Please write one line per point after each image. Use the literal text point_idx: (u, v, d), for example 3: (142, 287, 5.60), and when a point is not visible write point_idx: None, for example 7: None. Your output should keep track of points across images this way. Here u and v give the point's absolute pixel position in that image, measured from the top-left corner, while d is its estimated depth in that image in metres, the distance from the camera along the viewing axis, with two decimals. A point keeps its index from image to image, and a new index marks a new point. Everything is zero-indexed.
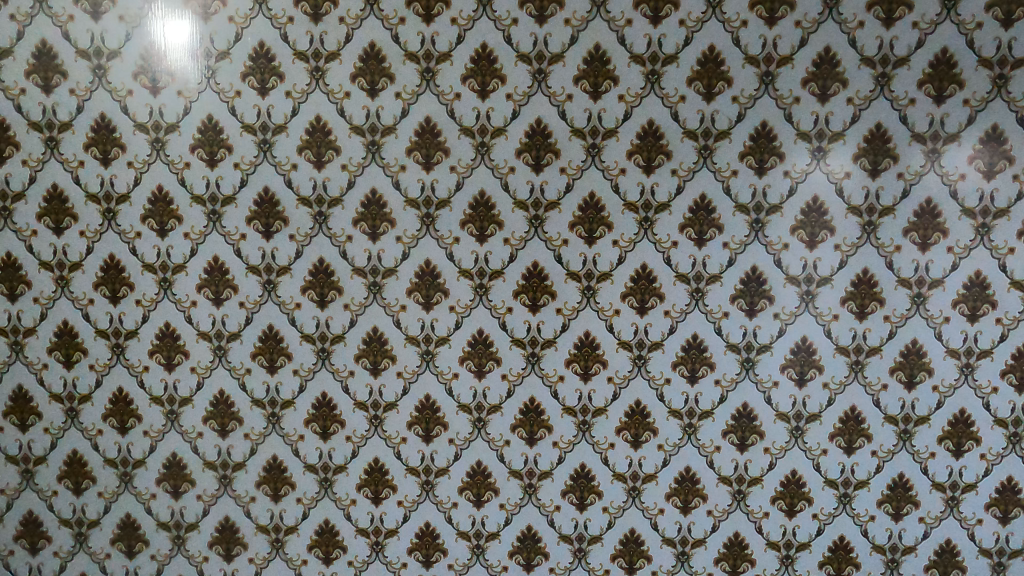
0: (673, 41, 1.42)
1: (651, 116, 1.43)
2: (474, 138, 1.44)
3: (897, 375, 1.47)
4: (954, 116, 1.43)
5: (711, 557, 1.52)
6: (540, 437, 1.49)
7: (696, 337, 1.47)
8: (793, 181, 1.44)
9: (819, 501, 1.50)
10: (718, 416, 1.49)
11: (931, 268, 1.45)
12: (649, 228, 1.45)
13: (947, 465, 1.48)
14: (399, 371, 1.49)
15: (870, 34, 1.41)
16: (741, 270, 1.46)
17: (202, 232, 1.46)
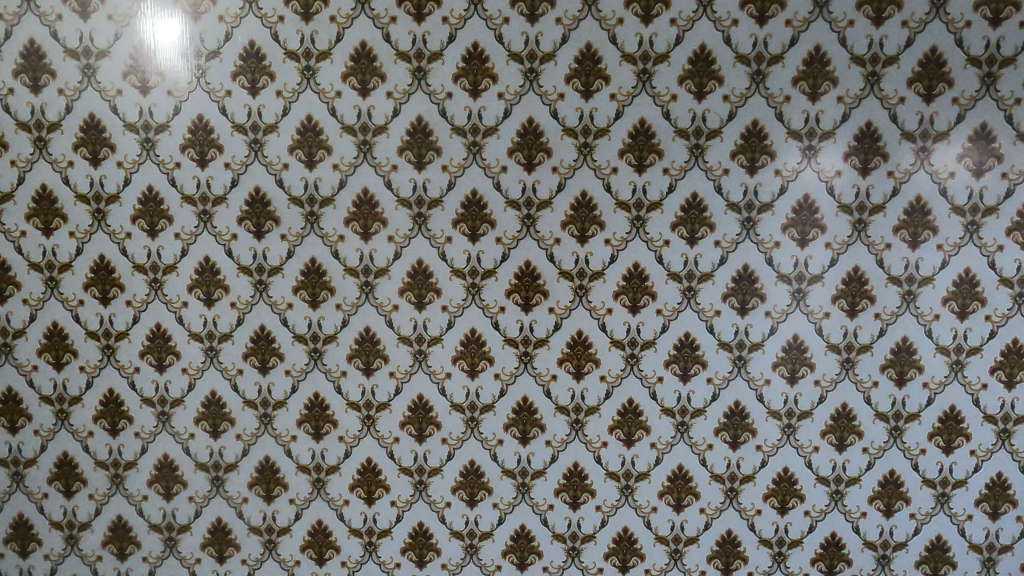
0: (780, 40, 1.70)
1: (755, 116, 1.72)
2: (576, 137, 1.73)
3: (888, 371, 1.77)
4: (942, 114, 1.71)
5: (761, 493, 1.81)
6: (638, 437, 1.79)
7: (797, 337, 1.77)
8: (895, 181, 1.73)
9: (870, 435, 1.79)
10: (817, 417, 1.79)
11: (920, 265, 1.74)
12: (751, 228, 1.74)
13: (998, 397, 1.78)
14: (553, 307, 1.77)
15: (978, 32, 1.69)
16: (843, 269, 1.75)
17: (300, 235, 1.76)
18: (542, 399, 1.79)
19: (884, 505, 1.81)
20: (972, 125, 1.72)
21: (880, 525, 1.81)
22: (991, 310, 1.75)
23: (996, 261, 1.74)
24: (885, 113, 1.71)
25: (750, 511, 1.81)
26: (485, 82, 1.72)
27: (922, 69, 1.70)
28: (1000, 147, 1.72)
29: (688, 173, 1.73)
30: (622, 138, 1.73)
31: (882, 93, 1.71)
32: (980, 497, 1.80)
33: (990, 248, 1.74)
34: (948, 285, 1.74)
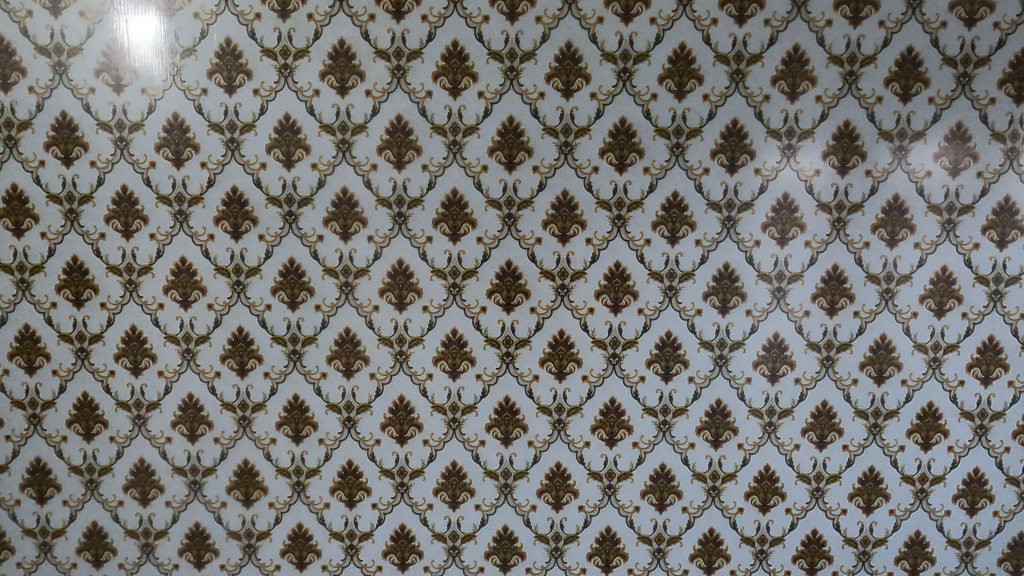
0: (529, 37, 1.85)
1: (510, 112, 1.86)
2: (305, 205, 1.85)
3: (654, 366, 1.93)
4: (695, 112, 1.88)
5: (535, 488, 1.94)
6: (410, 435, 1.91)
7: (562, 333, 1.91)
8: (651, 177, 1.88)
9: (637, 429, 1.94)
10: (587, 412, 1.93)
11: (681, 260, 1.91)
12: (512, 223, 1.88)
13: (762, 390, 1.95)
14: (319, 305, 1.87)
15: (726, 28, 1.87)
16: (604, 265, 1.90)
17: (60, 232, 1.82)
18: (311, 397, 1.89)
19: (655, 500, 1.96)
20: (727, 118, 1.88)
21: (654, 518, 1.96)
22: (752, 305, 1.93)
23: (754, 255, 1.91)
24: (637, 107, 1.87)
25: (523, 507, 1.95)
26: (238, 78, 1.82)
27: (670, 70, 1.87)
28: (802, 216, 1.91)
29: (446, 169, 1.86)
30: (423, 127, 1.85)
31: (639, 88, 1.86)
32: (748, 490, 1.97)
33: (749, 245, 1.91)
34: (707, 280, 1.92)
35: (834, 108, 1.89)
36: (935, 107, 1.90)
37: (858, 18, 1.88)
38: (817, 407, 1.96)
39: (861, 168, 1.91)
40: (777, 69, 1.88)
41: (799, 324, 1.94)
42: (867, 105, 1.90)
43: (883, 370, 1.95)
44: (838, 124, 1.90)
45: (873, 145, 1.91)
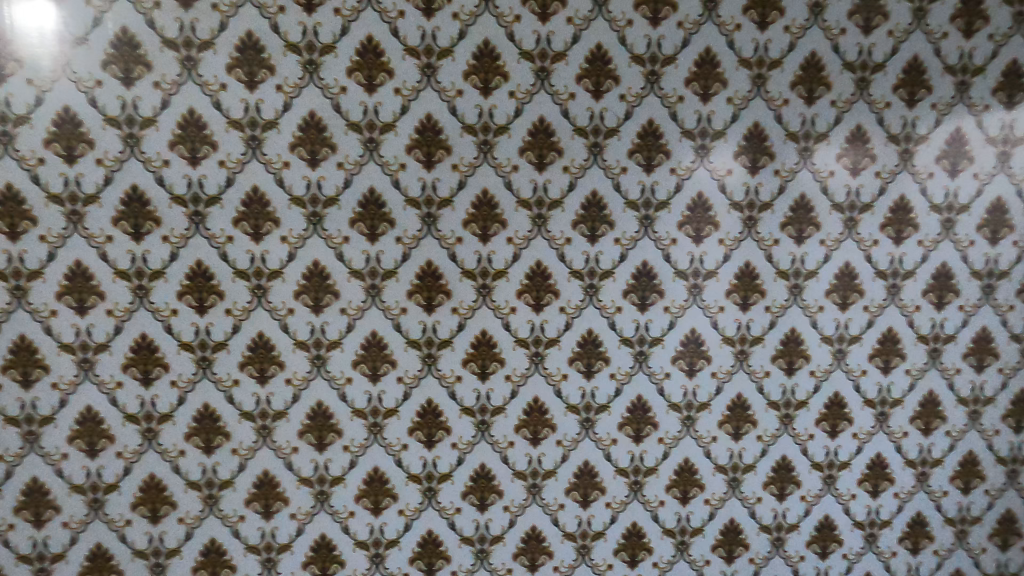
0: (671, 42, 1.29)
1: (651, 117, 1.30)
2: (419, 208, 1.28)
3: (875, 361, 1.39)
4: (980, 50, 1.34)
5: (710, 543, 1.40)
6: (544, 436, 1.34)
7: (694, 333, 1.35)
8: (884, 181, 1.35)
9: (806, 483, 1.40)
10: (759, 469, 1.39)
11: (1000, 261, 1.38)
12: (650, 226, 1.32)
13: (958, 501, 1.43)
14: (400, 377, 1.31)
15: (954, 45, 1.33)
16: (735, 266, 1.34)
17: (182, 236, 1.23)
18: (392, 469, 1.32)
19: (820, 548, 1.42)
20: (950, 127, 1.35)
21: (818, 566, 1.42)
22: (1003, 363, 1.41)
23: (969, 257, 1.38)
24: (869, 116, 1.33)
25: (662, 565, 1.39)
26: (138, 70, 1.19)
27: (908, 74, 1.33)
28: (1013, 215, 1.38)
29: (586, 176, 1.30)
30: (519, 136, 1.28)
31: (868, 98, 1.33)
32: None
33: (1003, 307, 1.40)
34: (875, 340, 1.38)
35: (1003, 45, 1.34)
36: None
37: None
38: (1002, 516, 1.45)
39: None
40: (998, 83, 1.35)
41: (950, 380, 1.40)
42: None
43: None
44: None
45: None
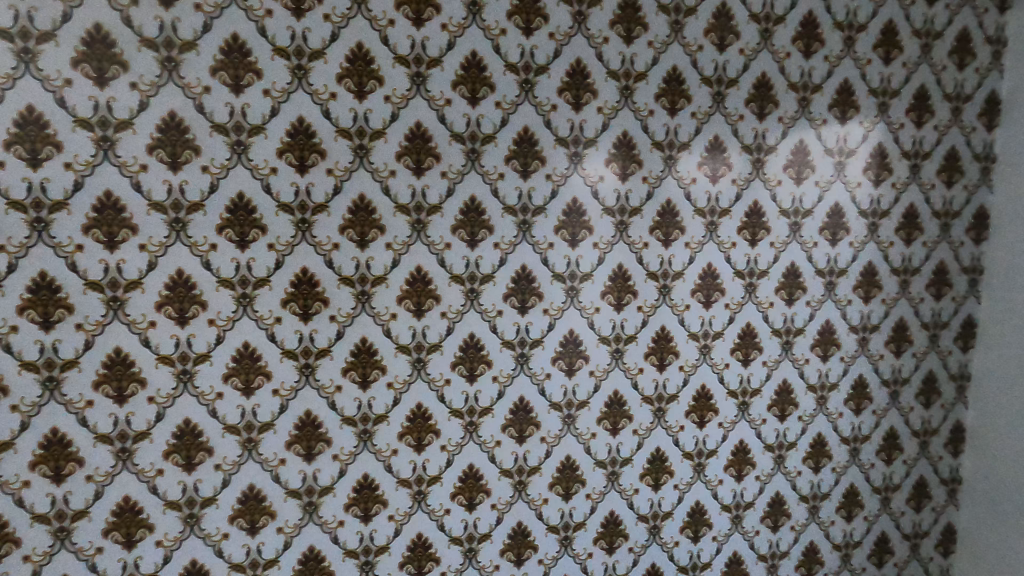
0: (544, 52, 1.33)
1: (526, 123, 1.33)
2: (292, 214, 1.24)
3: (737, 354, 1.49)
4: (818, 70, 1.47)
5: (591, 537, 1.45)
6: (427, 442, 1.34)
7: (572, 333, 1.40)
8: (738, 189, 1.46)
9: (678, 473, 1.48)
10: (636, 461, 1.46)
11: (839, 259, 1.53)
12: (528, 231, 1.35)
13: (810, 479, 1.57)
14: (276, 389, 1.26)
15: (796, 65, 1.46)
16: (609, 268, 1.40)
17: (22, 245, 1.12)
18: (269, 486, 1.27)
19: (692, 532, 1.51)
20: (794, 140, 1.48)
21: (690, 550, 1.51)
22: (844, 351, 1.56)
23: (813, 257, 1.51)
24: (724, 128, 1.43)
25: (546, 562, 1.43)
26: None
27: (758, 90, 1.44)
28: (848, 219, 1.53)
29: (464, 182, 1.31)
30: (396, 140, 1.27)
31: (723, 111, 1.43)
32: (796, 563, 1.59)
33: (842, 301, 1.54)
34: (735, 335, 1.49)
35: (837, 67, 1.48)
36: (921, 39, 1.52)
37: (890, 59, 1.51)
38: (846, 491, 1.60)
39: (913, 184, 1.56)
40: (833, 100, 1.49)
41: (801, 368, 1.54)
42: (895, 131, 1.53)
43: (927, 420, 1.64)
44: (872, 146, 1.52)
45: (898, 163, 1.54)
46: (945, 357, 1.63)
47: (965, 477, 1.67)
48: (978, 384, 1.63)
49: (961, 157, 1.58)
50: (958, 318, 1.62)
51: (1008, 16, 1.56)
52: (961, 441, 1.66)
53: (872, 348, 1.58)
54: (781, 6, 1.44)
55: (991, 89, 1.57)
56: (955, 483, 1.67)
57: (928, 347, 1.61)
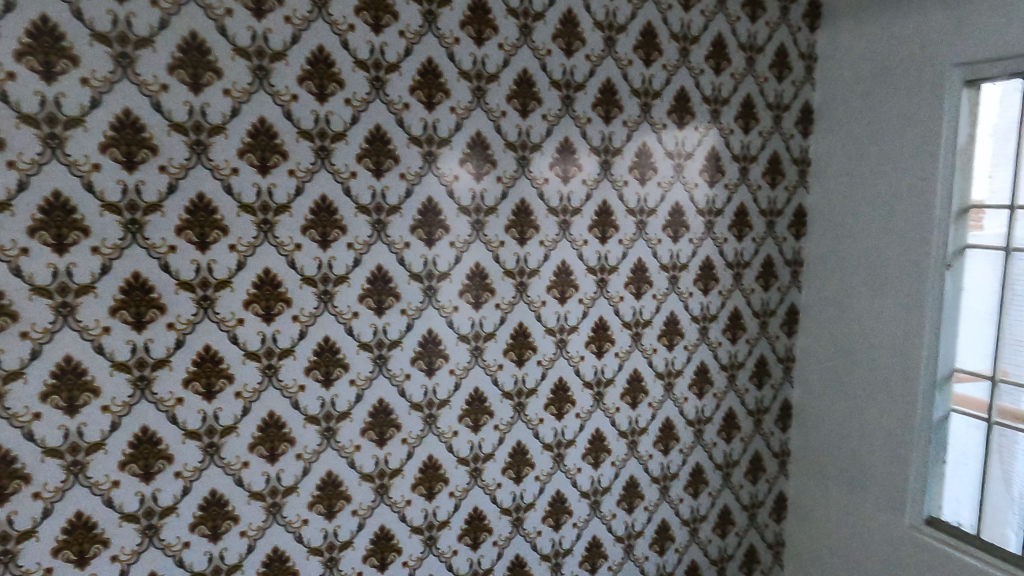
0: (394, 49, 1.31)
1: (377, 122, 1.31)
2: (120, 214, 1.15)
3: (591, 346, 1.56)
4: (658, 77, 1.56)
5: (455, 534, 1.46)
6: (281, 451, 1.30)
7: (431, 332, 1.40)
8: (588, 189, 1.52)
9: (538, 464, 1.53)
10: (498, 456, 1.49)
11: (681, 255, 1.64)
12: (383, 231, 1.33)
13: (660, 461, 1.67)
14: (106, 406, 1.17)
15: (638, 72, 1.54)
16: (466, 267, 1.41)
17: None
18: (100, 512, 1.18)
19: (554, 521, 1.56)
20: (638, 143, 1.56)
21: (552, 538, 1.57)
22: (687, 340, 1.67)
23: (658, 253, 1.61)
24: (573, 130, 1.49)
25: (411, 563, 1.43)
26: None
27: (604, 94, 1.51)
28: (687, 218, 1.64)
29: (313, 181, 1.27)
30: (237, 136, 1.21)
31: (572, 113, 1.48)
32: (650, 541, 1.69)
33: (685, 294, 1.66)
34: (589, 328, 1.55)
35: (674, 75, 1.58)
36: (746, 52, 1.66)
37: (720, 70, 1.63)
38: (693, 470, 1.72)
39: (743, 185, 1.70)
40: (672, 106, 1.59)
41: (649, 357, 1.63)
42: (726, 137, 1.67)
43: (760, 400, 1.80)
44: (706, 150, 1.64)
45: (730, 166, 1.68)
46: (774, 342, 1.80)
47: (791, 449, 1.86)
48: (802, 364, 1.82)
49: (782, 161, 1.75)
50: (783, 306, 1.80)
51: (818, 35, 1.74)
52: (789, 417, 1.85)
53: (711, 337, 1.71)
54: (623, 16, 1.51)
55: (805, 100, 1.75)
56: (784, 455, 1.86)
57: (758, 333, 1.78)
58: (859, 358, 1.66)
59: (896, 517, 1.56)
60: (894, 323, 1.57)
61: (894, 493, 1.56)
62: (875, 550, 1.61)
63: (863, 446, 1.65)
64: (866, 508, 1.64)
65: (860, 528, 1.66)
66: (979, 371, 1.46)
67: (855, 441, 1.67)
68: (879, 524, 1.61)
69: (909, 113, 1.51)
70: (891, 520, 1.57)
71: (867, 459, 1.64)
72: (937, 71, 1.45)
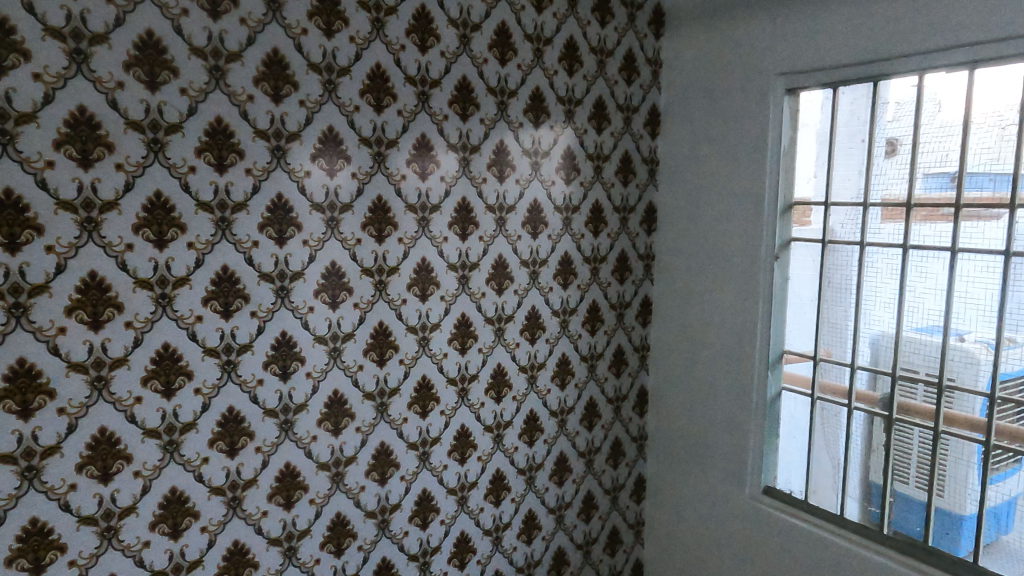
0: (235, 38, 1.23)
1: (218, 114, 1.23)
2: None
3: (454, 343, 1.56)
4: (513, 77, 1.59)
5: (317, 542, 1.42)
6: (116, 470, 1.19)
7: (285, 334, 1.34)
8: (447, 186, 1.51)
9: (403, 464, 1.52)
10: (361, 459, 1.45)
11: (540, 251, 1.68)
12: (228, 229, 1.26)
13: (525, 452, 1.71)
14: None
15: (493, 71, 1.56)
16: (322, 266, 1.37)
17: None
18: None
19: (421, 520, 1.55)
20: (495, 140, 1.58)
21: (419, 537, 1.56)
22: (548, 333, 1.72)
23: (518, 249, 1.64)
24: (430, 127, 1.48)
25: None
26: None
27: (459, 92, 1.51)
28: (545, 214, 1.68)
29: (145, 176, 1.17)
30: (51, 126, 1.09)
31: (428, 110, 1.47)
32: (517, 532, 1.72)
33: (545, 288, 1.70)
34: (452, 325, 1.55)
35: (528, 75, 1.62)
36: (596, 55, 1.73)
37: (573, 71, 1.69)
38: (557, 459, 1.77)
39: (597, 183, 1.78)
40: (527, 106, 1.62)
41: (512, 352, 1.66)
42: (580, 136, 1.73)
43: (618, 387, 1.89)
44: (561, 149, 1.70)
45: (584, 164, 1.74)
46: (630, 332, 1.90)
47: (648, 433, 1.97)
48: (655, 352, 1.93)
49: (632, 160, 1.84)
50: (637, 298, 1.90)
51: (662, 42, 1.85)
52: (644, 403, 1.96)
53: (572, 329, 1.77)
54: (477, 14, 1.52)
55: (652, 102, 1.86)
56: (642, 439, 1.96)
57: (616, 325, 1.86)
58: (704, 345, 1.78)
59: (739, 489, 1.70)
60: (733, 311, 1.70)
61: (737, 468, 1.70)
62: (722, 521, 1.75)
63: (708, 425, 1.78)
64: (713, 483, 1.77)
65: (707, 502, 1.79)
66: (804, 352, 1.60)
67: (701, 422, 1.80)
68: (724, 497, 1.74)
69: (742, 118, 1.65)
70: (734, 494, 1.71)
71: (712, 438, 1.77)
72: (763, 82, 1.59)
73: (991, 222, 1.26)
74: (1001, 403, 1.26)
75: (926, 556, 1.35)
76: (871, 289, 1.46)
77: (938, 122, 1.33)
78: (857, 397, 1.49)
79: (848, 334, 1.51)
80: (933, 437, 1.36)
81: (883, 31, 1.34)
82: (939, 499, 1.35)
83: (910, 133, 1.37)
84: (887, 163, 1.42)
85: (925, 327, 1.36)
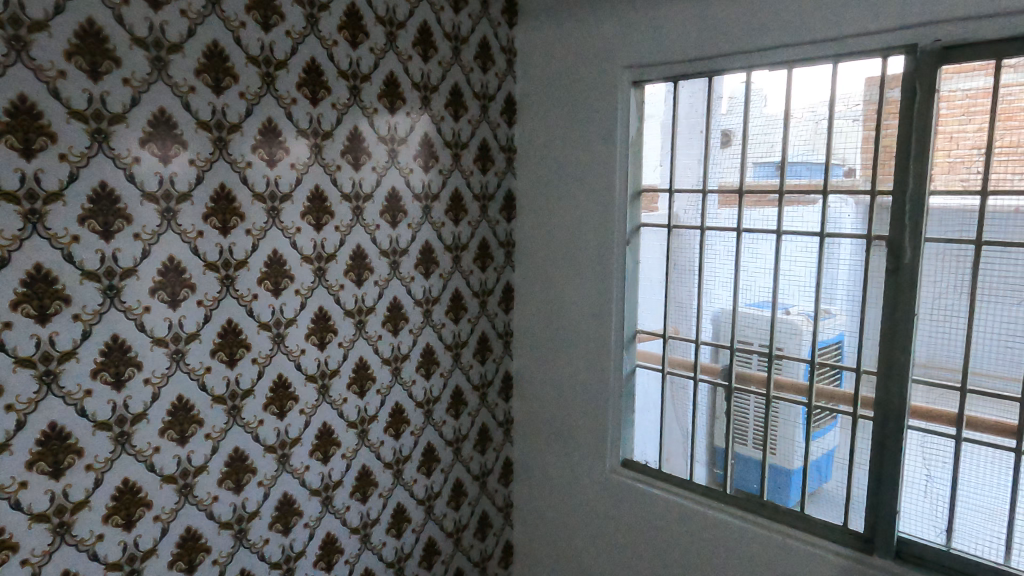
0: (39, 4, 1.08)
1: (22, 91, 1.07)
2: None
3: (311, 339, 1.49)
4: (365, 60, 1.54)
5: (165, 562, 1.30)
6: None
7: (116, 338, 1.21)
8: (298, 174, 1.43)
9: (260, 469, 1.43)
10: (212, 468, 1.36)
11: (400, 240, 1.65)
12: (40, 222, 1.11)
13: (392, 445, 1.68)
14: None
15: (344, 53, 1.49)
16: (157, 262, 1.25)
17: None
18: None
19: (283, 525, 1.48)
20: (348, 126, 1.52)
21: (281, 544, 1.48)
22: (411, 324, 1.70)
23: (376, 238, 1.60)
24: (277, 111, 1.39)
25: None
26: None
27: (307, 74, 1.43)
28: (404, 202, 1.65)
29: None
30: None
31: (274, 93, 1.38)
32: (386, 527, 1.69)
33: (406, 279, 1.67)
34: (309, 320, 1.48)
35: (382, 59, 1.57)
36: (451, 42, 1.72)
37: (427, 57, 1.67)
38: (424, 449, 1.76)
39: (456, 170, 1.77)
40: (381, 91, 1.57)
41: (375, 345, 1.62)
42: (437, 123, 1.71)
43: (483, 374, 1.91)
44: (418, 136, 1.67)
45: (442, 152, 1.73)
46: (493, 318, 1.92)
47: (514, 417, 2.01)
48: (518, 337, 1.97)
49: (490, 148, 1.85)
50: (499, 285, 1.92)
51: (515, 31, 1.87)
52: (509, 387, 1.99)
53: (435, 319, 1.75)
54: None
55: (507, 91, 1.88)
56: (508, 423, 2.00)
57: (479, 312, 1.87)
58: (563, 328, 1.84)
59: (600, 464, 1.78)
60: (589, 295, 1.77)
61: (598, 444, 1.78)
62: (586, 496, 1.83)
63: (570, 406, 1.85)
64: (575, 460, 1.84)
65: (572, 479, 1.86)
66: (654, 331, 1.70)
67: (563, 403, 1.86)
68: (587, 473, 1.82)
69: (591, 110, 1.71)
70: (596, 469, 1.79)
71: (573, 417, 1.84)
72: (611, 74, 1.66)
73: (808, 207, 1.40)
74: (820, 368, 1.41)
75: (761, 509, 1.50)
76: (711, 270, 1.57)
77: (764, 116, 1.45)
78: (701, 369, 1.61)
79: (692, 311, 1.62)
80: (766, 403, 1.50)
81: (715, 30, 1.44)
82: (772, 458, 1.50)
83: (740, 126, 1.49)
84: (722, 153, 1.53)
85: (756, 303, 1.49)
